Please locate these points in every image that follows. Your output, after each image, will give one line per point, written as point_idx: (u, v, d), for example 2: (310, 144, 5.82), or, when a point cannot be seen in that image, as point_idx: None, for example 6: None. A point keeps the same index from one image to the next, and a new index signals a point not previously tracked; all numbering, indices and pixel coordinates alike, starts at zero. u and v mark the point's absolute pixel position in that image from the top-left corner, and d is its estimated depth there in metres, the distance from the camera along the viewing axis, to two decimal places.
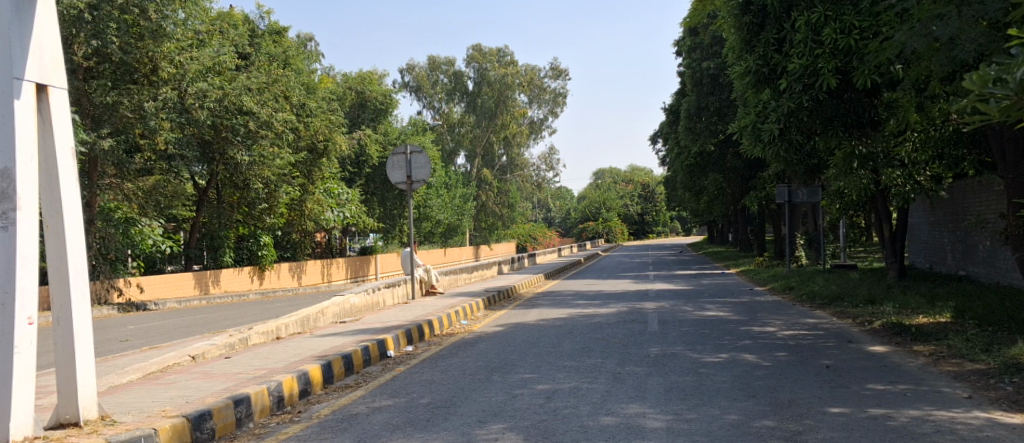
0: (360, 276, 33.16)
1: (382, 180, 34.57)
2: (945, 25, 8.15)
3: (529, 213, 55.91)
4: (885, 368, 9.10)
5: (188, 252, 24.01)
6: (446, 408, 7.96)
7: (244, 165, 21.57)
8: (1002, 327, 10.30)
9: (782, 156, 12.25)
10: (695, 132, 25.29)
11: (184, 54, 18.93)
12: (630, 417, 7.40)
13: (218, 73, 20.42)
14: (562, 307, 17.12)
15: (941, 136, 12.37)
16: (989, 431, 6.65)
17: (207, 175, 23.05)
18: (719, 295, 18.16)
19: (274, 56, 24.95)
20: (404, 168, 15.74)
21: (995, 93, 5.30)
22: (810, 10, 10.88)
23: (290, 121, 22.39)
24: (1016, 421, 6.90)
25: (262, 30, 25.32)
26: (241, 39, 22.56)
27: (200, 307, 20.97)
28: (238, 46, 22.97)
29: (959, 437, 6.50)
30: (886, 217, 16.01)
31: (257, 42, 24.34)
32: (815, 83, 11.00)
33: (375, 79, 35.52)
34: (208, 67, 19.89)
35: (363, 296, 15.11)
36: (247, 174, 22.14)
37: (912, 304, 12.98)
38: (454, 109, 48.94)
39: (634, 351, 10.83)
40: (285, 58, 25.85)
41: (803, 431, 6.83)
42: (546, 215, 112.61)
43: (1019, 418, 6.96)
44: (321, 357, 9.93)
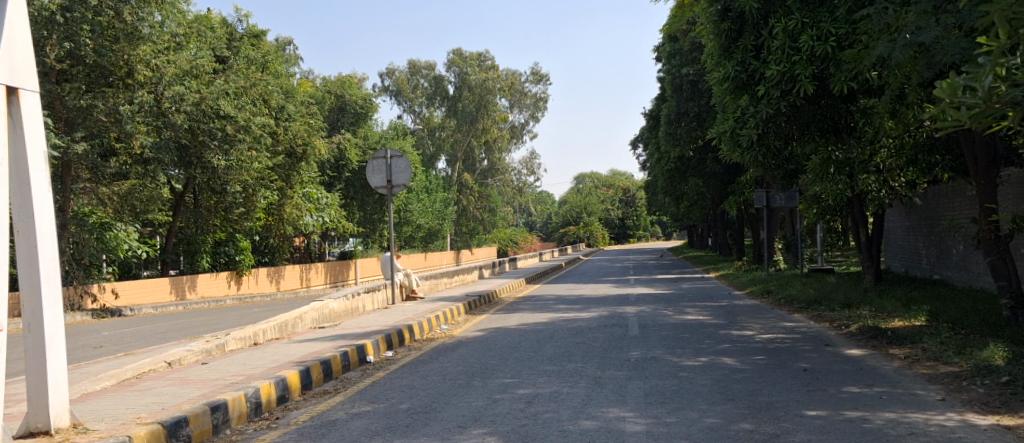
0: (340, 280, 32.99)
1: (362, 184, 34.43)
2: (925, 32, 8.19)
3: (510, 217, 55.84)
4: (861, 371, 9.16)
5: (165, 257, 23.77)
6: (425, 413, 7.93)
7: (220, 169, 21.33)
8: (975, 329, 10.41)
9: (760, 161, 12.32)
10: (675, 138, 25.45)
11: (160, 57, 18.75)
12: (610, 421, 7.41)
13: (195, 76, 20.23)
14: (542, 312, 17.13)
15: (915, 141, 12.42)
16: (960, 432, 6.72)
17: (184, 180, 22.77)
18: (698, 299, 18.24)
19: (254, 60, 24.81)
20: (384, 172, 15.69)
21: (965, 101, 5.36)
22: (787, 17, 10.89)
23: (268, 125, 22.21)
24: (988, 422, 6.98)
25: (241, 33, 25.15)
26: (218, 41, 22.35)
27: (176, 312, 20.77)
28: (216, 48, 22.76)
29: (932, 439, 6.56)
30: (862, 221, 16.16)
31: (235, 45, 24.10)
32: (793, 89, 11.09)
33: (355, 82, 35.37)
34: (185, 71, 19.71)
35: (342, 301, 15.04)
36: (225, 178, 21.97)
37: (887, 307, 13.11)
38: (435, 113, 48.81)
39: (614, 355, 10.85)
40: (264, 61, 25.67)
41: (780, 434, 6.87)
42: (527, 219, 112.73)
43: (991, 419, 7.03)
44: (299, 363, 9.88)
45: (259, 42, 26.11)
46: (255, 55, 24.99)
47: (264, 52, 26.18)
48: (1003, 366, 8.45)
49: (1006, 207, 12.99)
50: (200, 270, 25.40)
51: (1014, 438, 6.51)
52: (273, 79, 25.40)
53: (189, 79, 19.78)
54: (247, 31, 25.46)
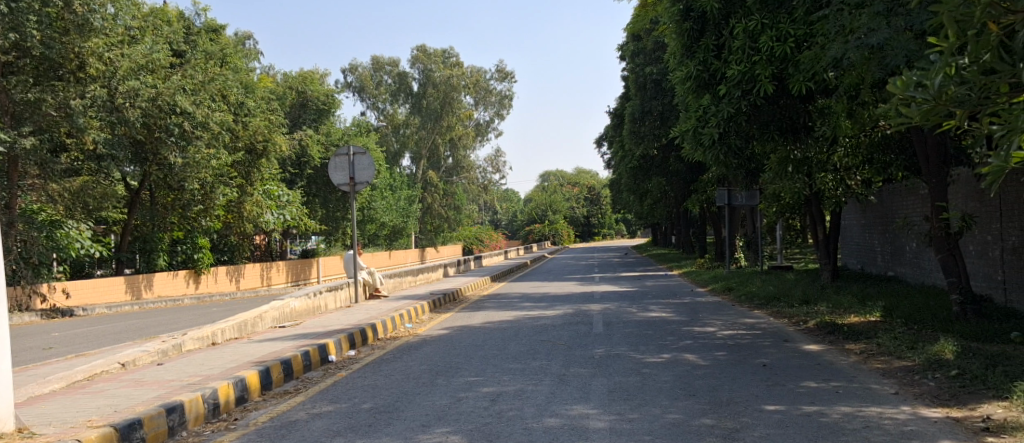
0: (302, 279, 32.68)
1: (324, 181, 34.12)
2: (876, 34, 8.33)
3: (475, 215, 55.80)
4: (818, 366, 9.28)
5: (119, 255, 23.29)
6: (388, 412, 7.87)
7: (177, 167, 20.88)
8: (926, 324, 10.59)
9: (723, 161, 12.37)
10: (638, 136, 25.67)
11: (113, 50, 18.36)
12: (573, 418, 7.41)
13: (150, 71, 19.88)
14: (507, 310, 17.13)
15: (870, 141, 12.58)
16: (913, 425, 6.83)
17: (139, 177, 22.35)
18: (661, 297, 18.36)
19: (213, 55, 24.44)
20: (347, 170, 15.55)
21: (916, 97, 5.55)
22: (747, 18, 10.97)
23: (227, 122, 21.94)
24: (938, 414, 7.10)
25: (200, 27, 24.69)
26: (175, 35, 21.90)
27: (131, 312, 20.43)
28: (173, 43, 22.32)
29: (885, 432, 6.66)
30: (820, 219, 16.37)
31: (193, 39, 23.70)
32: (753, 89, 11.18)
33: (317, 78, 35.06)
34: (140, 65, 19.34)
35: (303, 300, 14.88)
36: (182, 175, 21.62)
37: (844, 303, 13.28)
38: (399, 110, 48.52)
39: (579, 352, 10.86)
40: (223, 55, 25.29)
41: (740, 428, 6.92)
42: (492, 218, 112.65)
43: (941, 412, 7.15)
44: (259, 363, 9.74)
45: (218, 36, 25.69)
46: (213, 50, 24.59)
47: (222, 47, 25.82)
48: (953, 360, 8.60)
49: (957, 205, 13.21)
50: (156, 269, 24.97)
51: (963, 430, 6.63)
52: (233, 74, 25.01)
53: (144, 74, 19.42)
54: (205, 26, 25.01)
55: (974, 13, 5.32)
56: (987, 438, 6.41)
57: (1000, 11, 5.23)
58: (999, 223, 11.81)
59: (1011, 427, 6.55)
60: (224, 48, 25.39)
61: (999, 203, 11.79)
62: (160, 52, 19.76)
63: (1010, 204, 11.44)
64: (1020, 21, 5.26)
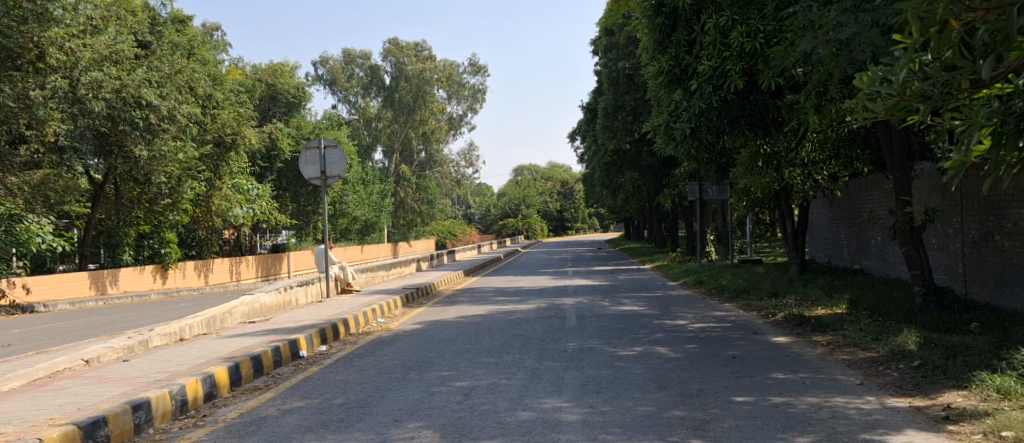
0: (272, 274, 32.42)
1: (295, 175, 33.84)
2: (845, 29, 8.43)
3: (448, 209, 55.74)
4: (787, 358, 9.36)
5: (82, 250, 22.91)
6: (360, 408, 7.82)
7: (143, 160, 20.71)
8: (890, 316, 10.74)
9: (694, 155, 12.42)
10: (611, 130, 25.86)
11: (74, 40, 17.82)
12: (546, 411, 7.40)
13: (114, 62, 19.52)
14: (480, 304, 17.10)
15: (837, 136, 12.70)
16: (878, 415, 6.91)
17: (104, 170, 21.98)
18: (634, 290, 18.45)
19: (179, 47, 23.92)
20: (318, 163, 15.43)
21: (881, 92, 5.66)
22: (718, 14, 11.01)
23: (195, 114, 21.70)
24: (902, 404, 7.19)
25: (165, 17, 24.02)
26: (139, 25, 21.43)
27: (95, 308, 20.15)
28: (138, 33, 21.86)
29: (852, 422, 6.73)
30: (788, 213, 16.53)
31: (159, 30, 23.23)
32: (724, 85, 11.23)
33: (287, 70, 34.76)
34: (104, 56, 18.99)
35: (273, 295, 14.75)
36: (149, 168, 21.31)
37: (812, 295, 13.43)
38: (371, 103, 48.24)
39: (551, 346, 10.86)
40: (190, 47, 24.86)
41: (710, 420, 6.96)
42: (466, 212, 112.55)
43: (905, 402, 7.25)
44: (228, 359, 9.64)
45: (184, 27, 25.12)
46: (180, 41, 24.14)
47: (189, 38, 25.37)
48: (916, 350, 8.72)
49: (920, 200, 13.38)
50: (122, 264, 24.67)
51: (925, 419, 6.72)
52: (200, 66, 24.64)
53: (108, 65, 19.05)
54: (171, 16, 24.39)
55: (936, 10, 5.38)
56: (947, 427, 6.51)
57: (960, 9, 5.27)
58: (959, 217, 11.99)
59: (970, 415, 6.67)
60: (191, 38, 24.88)
61: (960, 196, 11.96)
62: (124, 43, 19.39)
63: (971, 198, 11.62)
64: (980, 19, 5.32)
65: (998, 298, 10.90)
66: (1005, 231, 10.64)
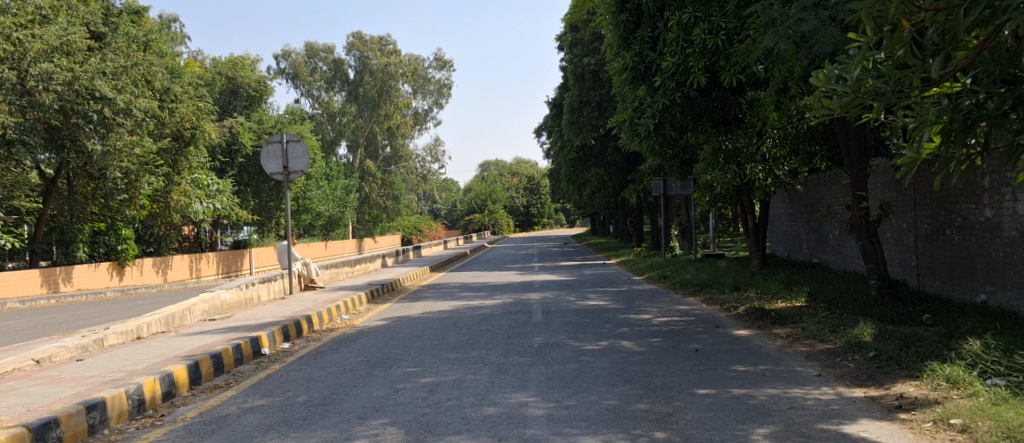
0: (234, 271, 31.99)
1: (256, 170, 33.37)
2: (804, 25, 8.51)
3: (414, 205, 55.51)
4: (748, 350, 9.42)
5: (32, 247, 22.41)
6: (323, 405, 7.71)
7: (97, 155, 20.26)
8: (846, 308, 10.88)
9: (657, 150, 12.43)
10: (578, 126, 25.83)
11: (17, 30, 17.16)
12: (512, 406, 7.36)
13: (66, 54, 19.01)
14: (446, 299, 17.03)
15: (797, 132, 12.78)
16: (835, 405, 6.98)
17: (54, 164, 21.39)
18: (599, 285, 18.50)
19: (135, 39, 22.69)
20: (280, 158, 15.20)
21: (837, 90, 5.74)
22: (681, 10, 11.02)
23: (153, 108, 21.32)
24: (858, 394, 7.27)
25: (119, 8, 23.10)
26: (93, 17, 20.79)
27: (46, 306, 19.71)
28: (91, 25, 21.14)
29: (810, 412, 6.78)
30: (749, 208, 16.66)
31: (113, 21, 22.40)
32: (687, 81, 11.25)
33: (248, 63, 34.28)
34: (54, 46, 18.45)
35: (234, 292, 14.53)
36: (103, 163, 20.81)
37: (772, 289, 13.58)
38: (335, 98, 47.82)
39: (517, 341, 10.83)
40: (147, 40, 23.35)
41: (673, 412, 6.97)
42: (432, 208, 112.18)
43: (861, 392, 7.32)
44: (187, 357, 9.47)
45: (140, 18, 24.08)
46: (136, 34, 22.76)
47: (145, 30, 23.91)
48: (872, 342, 8.82)
49: (876, 194, 13.55)
50: (76, 261, 24.15)
51: (879, 409, 6.80)
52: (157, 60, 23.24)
53: (59, 56, 18.52)
54: (125, 7, 23.34)
55: (887, 11, 5.42)
56: (900, 415, 6.59)
57: (912, 9, 5.26)
58: (912, 211, 12.16)
59: (921, 404, 6.75)
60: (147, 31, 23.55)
61: (914, 192, 12.13)
62: (77, 34, 18.89)
63: (923, 192, 11.77)
64: (929, 19, 5.28)
65: (949, 290, 11.10)
66: (955, 225, 10.82)
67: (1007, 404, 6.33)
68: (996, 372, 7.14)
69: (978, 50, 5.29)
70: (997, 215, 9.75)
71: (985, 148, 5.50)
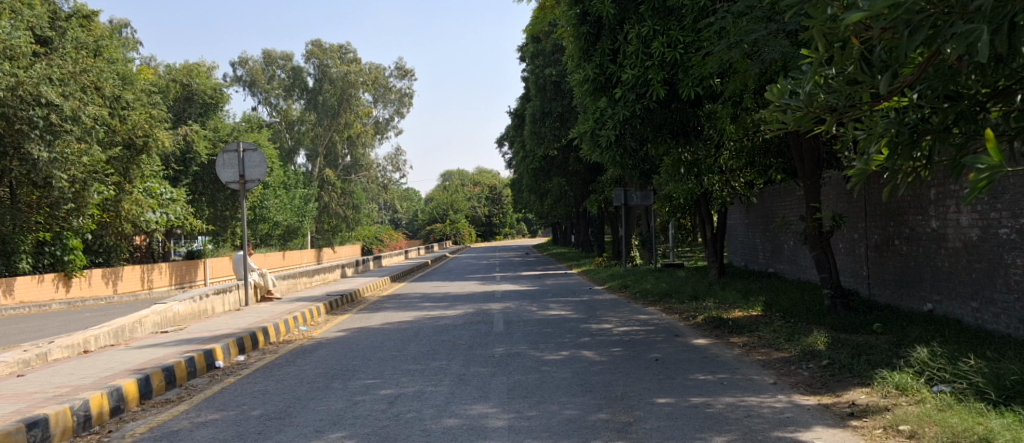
0: (187, 281, 31.35)
1: (211, 179, 32.90)
2: (756, 36, 8.61)
3: (375, 214, 55.04)
4: (707, 359, 9.41)
5: None
6: (279, 419, 7.52)
7: (42, 163, 19.22)
8: (800, 317, 10.96)
9: (618, 161, 12.43)
10: (539, 136, 25.92)
11: None
12: (473, 417, 7.24)
13: (9, 59, 18.47)
14: (407, 310, 16.82)
15: (752, 145, 12.89)
16: (790, 412, 6.98)
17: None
18: (560, 294, 18.43)
19: (84, 44, 22.16)
20: (236, 167, 14.91)
21: (790, 105, 5.82)
22: (640, 23, 11.06)
23: (102, 115, 20.86)
24: (812, 402, 7.28)
25: (67, 12, 22.14)
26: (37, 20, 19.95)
27: None
28: (35, 28, 20.36)
29: (766, 420, 6.76)
30: (708, 218, 16.74)
31: (60, 25, 21.42)
32: (646, 93, 11.23)
33: (203, 70, 33.73)
34: None
35: (187, 304, 14.20)
36: (48, 173, 19.67)
37: (729, 298, 13.63)
38: (293, 106, 47.32)
39: (478, 351, 10.70)
40: (96, 47, 22.91)
41: (633, 421, 6.90)
42: (392, 218, 111.67)
43: (815, 399, 7.34)
44: (138, 370, 9.19)
45: (89, 23, 23.10)
46: (85, 39, 22.13)
47: (94, 36, 23.20)
48: (825, 350, 8.86)
49: (828, 206, 13.69)
50: (18, 272, 23.40)
51: (832, 416, 6.80)
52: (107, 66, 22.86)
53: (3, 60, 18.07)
54: (75, 11, 22.46)
55: (838, 28, 5.44)
56: (852, 422, 6.60)
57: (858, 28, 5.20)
58: (864, 222, 12.28)
59: (872, 411, 6.77)
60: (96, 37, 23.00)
61: (865, 203, 12.25)
62: (21, 37, 18.38)
63: (874, 203, 11.89)
64: (877, 36, 5.22)
65: (898, 299, 11.23)
66: (904, 236, 10.93)
67: (953, 410, 6.36)
68: (943, 378, 7.18)
69: (922, 67, 5.24)
70: (943, 226, 9.85)
71: (929, 162, 5.54)
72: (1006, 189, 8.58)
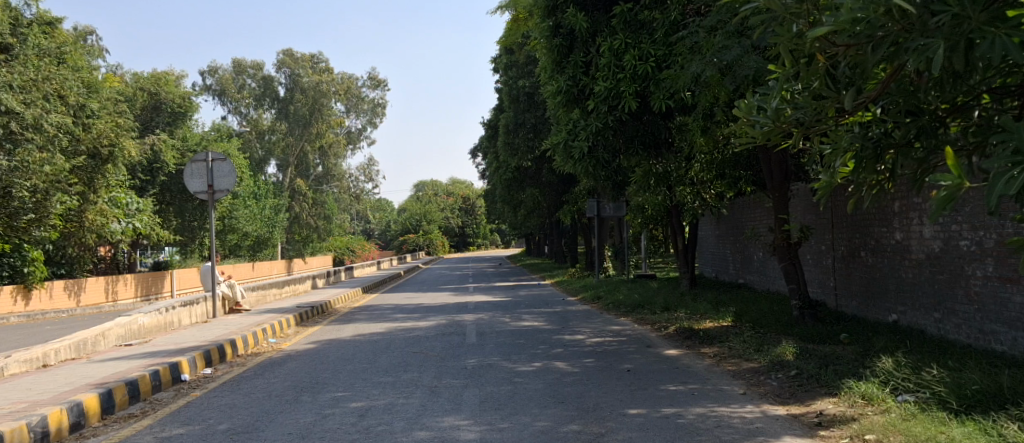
0: (153, 293, 30.87)
1: (179, 188, 32.54)
2: (728, 52, 8.65)
3: (347, 224, 54.65)
4: (678, 370, 9.37)
5: None
6: (246, 433, 7.35)
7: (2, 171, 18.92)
8: (769, 328, 10.97)
9: (590, 172, 12.44)
10: (512, 147, 25.88)
11: None
12: (444, 430, 7.13)
13: None
14: (379, 321, 16.66)
15: (723, 158, 12.93)
16: (760, 422, 6.94)
17: None
18: (533, 306, 18.36)
19: (46, 51, 21.22)
20: (205, 176, 14.68)
21: (758, 120, 5.84)
22: (613, 37, 11.06)
23: (65, 124, 20.47)
24: (782, 412, 7.25)
25: (30, 18, 21.38)
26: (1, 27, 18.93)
27: None
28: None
29: (737, 431, 6.72)
30: (679, 229, 16.77)
31: (22, 33, 20.07)
32: (619, 105, 11.18)
33: (172, 78, 33.34)
34: None
35: (153, 316, 13.95)
36: (7, 182, 19.39)
37: (700, 309, 13.62)
38: (264, 115, 46.93)
39: (450, 363, 10.59)
40: (60, 54, 22.28)
41: (606, 433, 6.83)
42: (364, 228, 111.12)
43: (784, 409, 7.31)
44: (100, 385, 8.96)
45: (51, 30, 22.33)
46: (48, 47, 21.33)
47: (59, 43, 22.52)
48: (793, 360, 8.86)
49: (796, 218, 13.76)
50: None
51: (801, 426, 6.77)
52: (72, 73, 22.35)
53: None
54: (35, 17, 21.64)
55: (804, 44, 5.44)
56: (819, 432, 6.58)
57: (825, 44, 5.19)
58: (831, 234, 12.33)
59: (839, 421, 6.75)
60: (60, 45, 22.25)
61: (831, 214, 12.31)
62: None
63: (840, 215, 11.95)
64: (841, 53, 5.22)
65: (864, 311, 11.28)
66: (870, 248, 10.99)
67: (917, 419, 6.35)
68: (908, 388, 7.19)
69: (885, 85, 5.26)
70: (907, 239, 9.91)
71: (892, 175, 5.54)
72: (966, 202, 8.64)
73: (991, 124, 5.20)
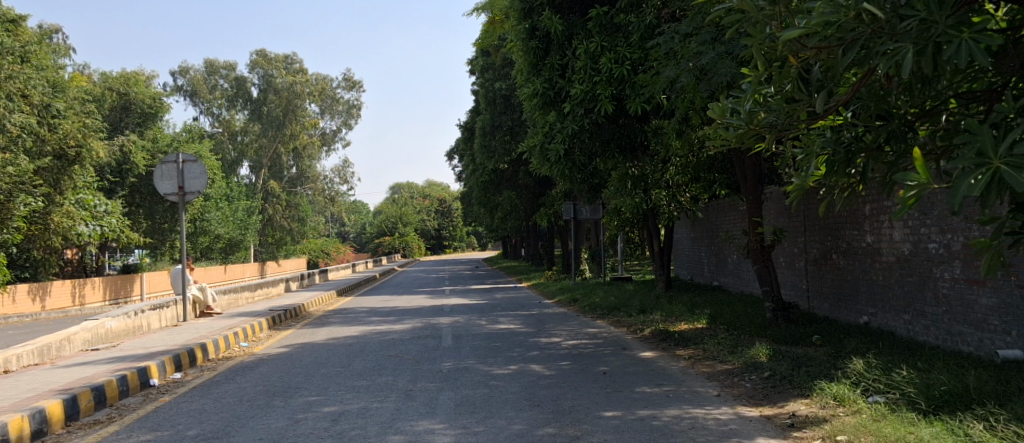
0: (122, 297, 30.43)
1: (149, 190, 32.13)
2: (704, 57, 8.62)
3: (322, 227, 54.10)
4: (654, 372, 9.31)
5: None
6: (215, 439, 7.19)
7: None
8: (743, 330, 10.96)
9: (567, 175, 12.38)
10: (489, 150, 25.77)
11: None
12: (418, 434, 7.01)
13: None
14: (354, 324, 16.49)
15: (697, 161, 12.91)
16: (734, 424, 6.89)
17: None
18: (510, 308, 18.27)
19: (9, 48, 20.53)
20: (175, 178, 14.42)
21: (732, 123, 5.81)
22: (589, 40, 11.01)
23: (30, 124, 20.09)
24: (755, 413, 7.21)
25: None
26: None
27: None
28: None
29: (713, 432, 6.66)
30: (655, 232, 16.75)
31: None
32: (595, 108, 11.11)
33: (142, 78, 32.93)
34: None
35: (120, 320, 13.67)
36: None
37: (676, 312, 13.59)
38: (237, 116, 46.55)
39: (425, 366, 10.47)
40: (25, 52, 21.78)
41: (581, 435, 6.75)
42: (340, 231, 110.61)
43: (757, 411, 7.27)
44: (64, 391, 8.74)
45: (16, 27, 21.92)
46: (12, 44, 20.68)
47: (23, 41, 21.96)
48: (767, 362, 8.83)
49: (770, 221, 13.77)
50: None
51: (774, 427, 6.73)
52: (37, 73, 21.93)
53: None
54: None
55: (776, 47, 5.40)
56: (792, 433, 6.54)
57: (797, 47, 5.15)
58: (804, 236, 12.34)
59: (811, 422, 6.72)
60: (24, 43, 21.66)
61: (804, 217, 12.31)
62: None
63: (812, 218, 11.96)
64: (813, 56, 5.18)
65: (836, 313, 11.29)
66: (841, 250, 10.99)
67: (887, 420, 6.32)
68: (877, 389, 7.17)
69: (856, 88, 5.22)
70: (877, 241, 9.93)
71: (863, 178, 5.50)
72: (935, 205, 8.65)
73: (958, 128, 5.16)
